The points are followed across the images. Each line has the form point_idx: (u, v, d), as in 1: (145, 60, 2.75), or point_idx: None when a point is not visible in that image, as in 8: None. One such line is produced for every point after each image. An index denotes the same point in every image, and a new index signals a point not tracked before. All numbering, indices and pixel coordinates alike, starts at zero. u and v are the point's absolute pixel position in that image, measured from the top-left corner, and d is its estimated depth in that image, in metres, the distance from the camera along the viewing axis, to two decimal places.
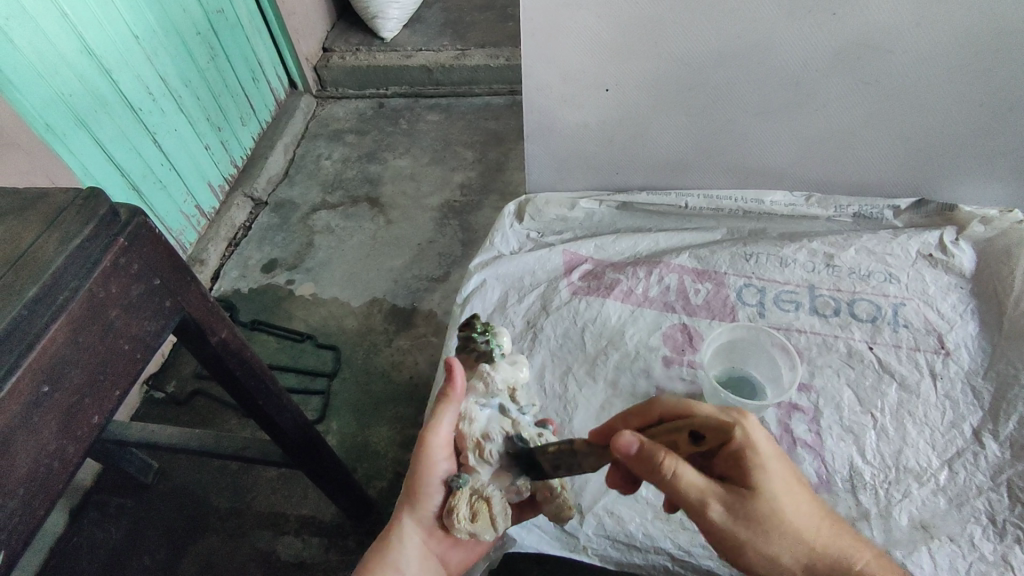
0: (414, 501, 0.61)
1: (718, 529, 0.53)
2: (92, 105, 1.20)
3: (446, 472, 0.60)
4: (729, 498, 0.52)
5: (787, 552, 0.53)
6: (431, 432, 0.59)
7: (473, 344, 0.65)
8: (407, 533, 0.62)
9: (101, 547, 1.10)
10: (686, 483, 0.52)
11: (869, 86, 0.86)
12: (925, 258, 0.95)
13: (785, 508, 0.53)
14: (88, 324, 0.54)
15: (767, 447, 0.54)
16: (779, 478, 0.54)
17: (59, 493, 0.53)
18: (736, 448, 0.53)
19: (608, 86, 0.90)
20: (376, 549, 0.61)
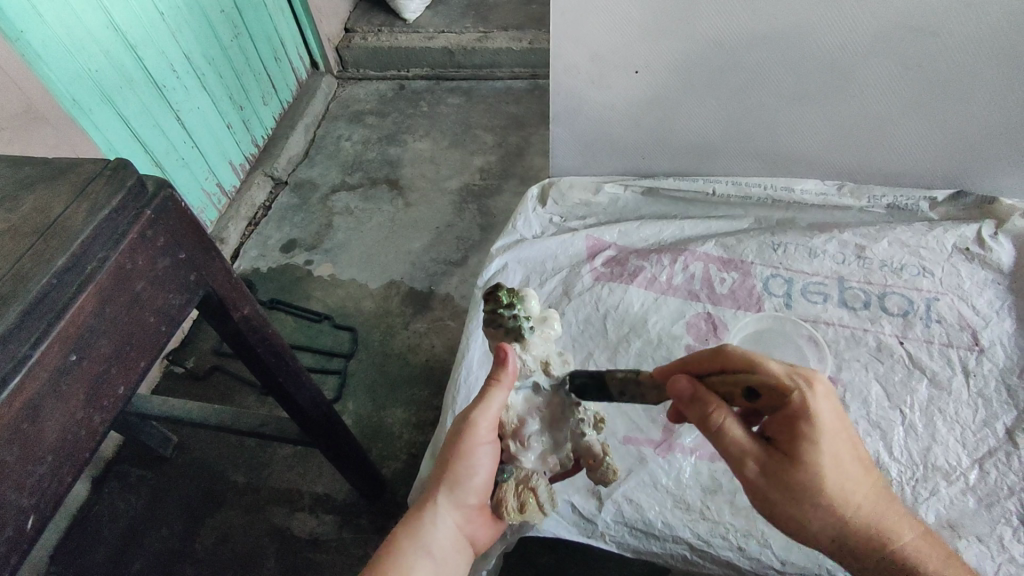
0: (456, 483, 0.59)
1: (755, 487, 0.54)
2: (118, 82, 1.21)
3: (489, 458, 0.60)
4: (768, 459, 0.53)
5: (822, 521, 0.53)
6: (480, 413, 0.59)
7: (500, 320, 0.61)
8: (443, 513, 0.59)
9: (122, 516, 1.13)
10: (730, 437, 0.54)
11: (909, 72, 0.83)
12: (962, 252, 0.92)
13: (833, 480, 0.52)
14: (115, 294, 0.54)
15: (829, 416, 0.52)
16: (837, 449, 0.53)
17: (86, 460, 0.54)
18: (796, 410, 0.52)
19: (637, 68, 0.88)
20: (408, 530, 0.58)
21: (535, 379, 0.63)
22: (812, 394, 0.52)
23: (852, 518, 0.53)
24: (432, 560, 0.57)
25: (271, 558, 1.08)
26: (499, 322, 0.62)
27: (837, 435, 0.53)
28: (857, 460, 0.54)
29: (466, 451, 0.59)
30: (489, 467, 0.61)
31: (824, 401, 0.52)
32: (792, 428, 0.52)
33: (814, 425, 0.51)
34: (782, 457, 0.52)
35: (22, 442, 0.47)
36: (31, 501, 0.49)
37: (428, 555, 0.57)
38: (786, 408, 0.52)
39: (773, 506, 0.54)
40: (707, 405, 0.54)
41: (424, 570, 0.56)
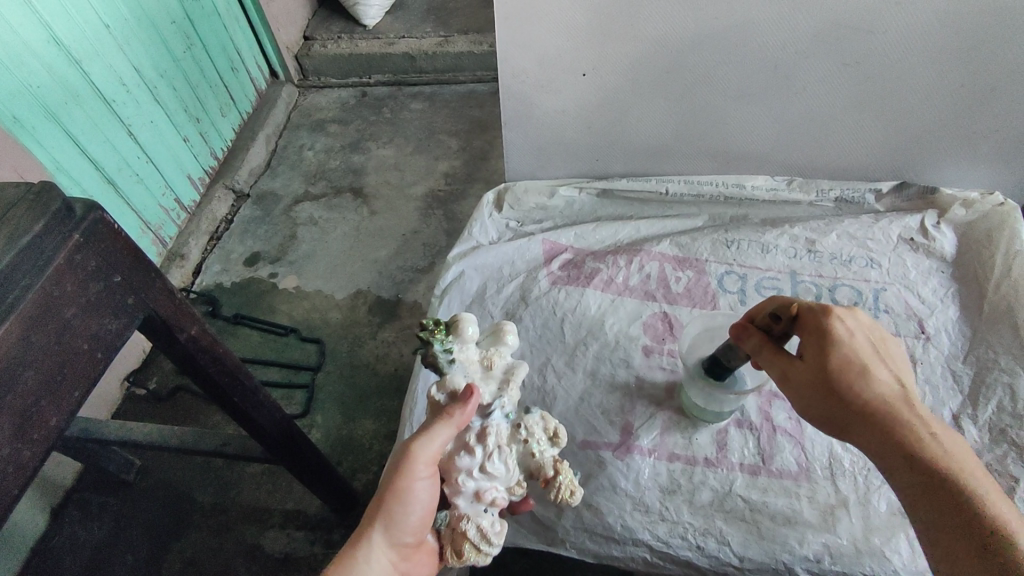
0: (393, 519, 0.57)
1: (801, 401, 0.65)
2: (62, 97, 1.17)
3: (428, 493, 0.59)
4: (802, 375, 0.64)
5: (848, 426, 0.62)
6: (423, 447, 0.58)
7: (428, 356, 0.63)
8: (377, 551, 0.56)
9: (83, 546, 1.09)
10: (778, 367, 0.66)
11: (850, 68, 0.84)
12: (906, 242, 0.94)
13: (862, 384, 0.61)
14: (42, 322, 0.52)
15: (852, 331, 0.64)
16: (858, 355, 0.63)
17: (16, 497, 0.52)
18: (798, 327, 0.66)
19: (586, 71, 0.88)
20: (339, 570, 0.54)
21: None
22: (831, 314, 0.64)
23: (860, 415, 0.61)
24: None
25: None
26: (428, 357, 0.63)
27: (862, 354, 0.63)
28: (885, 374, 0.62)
29: (404, 486, 0.57)
30: (427, 504, 0.60)
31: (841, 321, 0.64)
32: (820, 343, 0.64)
33: (826, 335, 0.63)
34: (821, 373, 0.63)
35: None
36: None
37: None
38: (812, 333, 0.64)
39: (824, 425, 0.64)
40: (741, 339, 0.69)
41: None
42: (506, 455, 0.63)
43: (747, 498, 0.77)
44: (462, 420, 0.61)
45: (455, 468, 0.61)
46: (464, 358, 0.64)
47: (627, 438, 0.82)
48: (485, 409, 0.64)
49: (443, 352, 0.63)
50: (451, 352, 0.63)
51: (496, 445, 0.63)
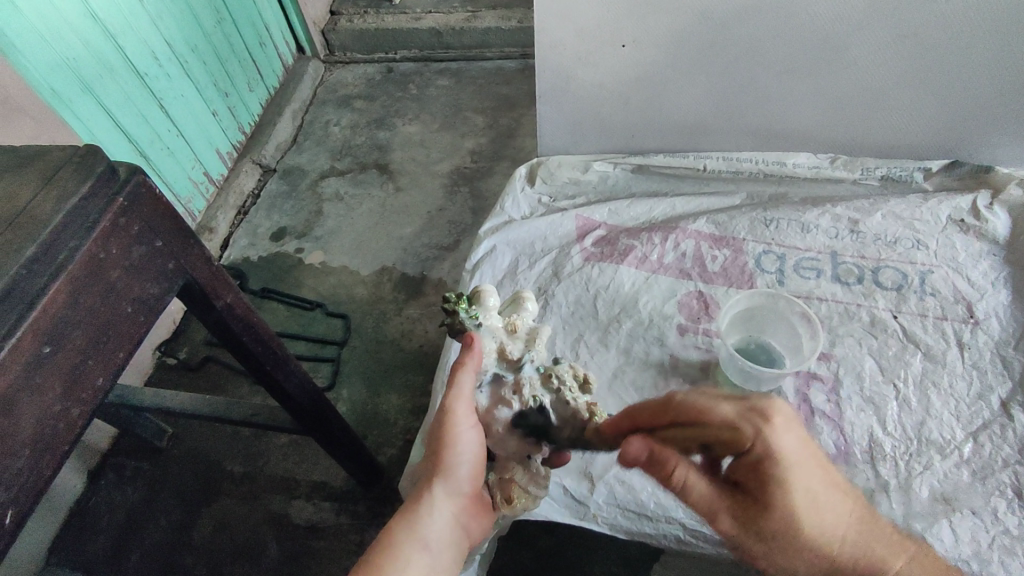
0: (446, 470, 0.60)
1: (738, 541, 0.55)
2: (97, 70, 1.18)
3: (474, 442, 0.61)
4: (739, 510, 0.54)
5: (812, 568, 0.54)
6: (453, 397, 0.61)
7: (456, 322, 0.65)
8: (439, 504, 0.59)
9: (119, 508, 1.12)
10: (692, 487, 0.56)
11: (904, 40, 0.80)
12: (957, 223, 0.91)
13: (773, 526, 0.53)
14: (89, 284, 0.52)
15: (794, 449, 0.53)
16: (807, 476, 0.53)
17: (66, 453, 0.53)
18: (752, 457, 0.53)
19: (626, 43, 0.86)
20: (404, 523, 0.57)
21: (494, 372, 0.66)
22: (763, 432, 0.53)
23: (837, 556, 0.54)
24: (429, 550, 0.57)
25: (270, 547, 1.08)
26: (456, 324, 0.65)
27: (808, 472, 0.54)
28: (839, 489, 0.55)
29: (450, 437, 0.60)
30: (476, 453, 0.62)
31: (779, 438, 0.53)
32: (757, 473, 0.53)
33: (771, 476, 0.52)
34: (749, 504, 0.54)
35: None
36: (8, 496, 0.48)
37: (425, 548, 0.56)
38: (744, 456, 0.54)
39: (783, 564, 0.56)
40: (665, 462, 0.55)
41: (420, 562, 0.55)
42: (541, 402, 0.63)
43: None
44: (476, 365, 0.63)
45: (496, 418, 0.63)
46: (490, 322, 0.66)
47: None
48: (517, 364, 0.66)
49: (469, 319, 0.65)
50: (475, 316, 0.65)
51: (530, 394, 0.63)
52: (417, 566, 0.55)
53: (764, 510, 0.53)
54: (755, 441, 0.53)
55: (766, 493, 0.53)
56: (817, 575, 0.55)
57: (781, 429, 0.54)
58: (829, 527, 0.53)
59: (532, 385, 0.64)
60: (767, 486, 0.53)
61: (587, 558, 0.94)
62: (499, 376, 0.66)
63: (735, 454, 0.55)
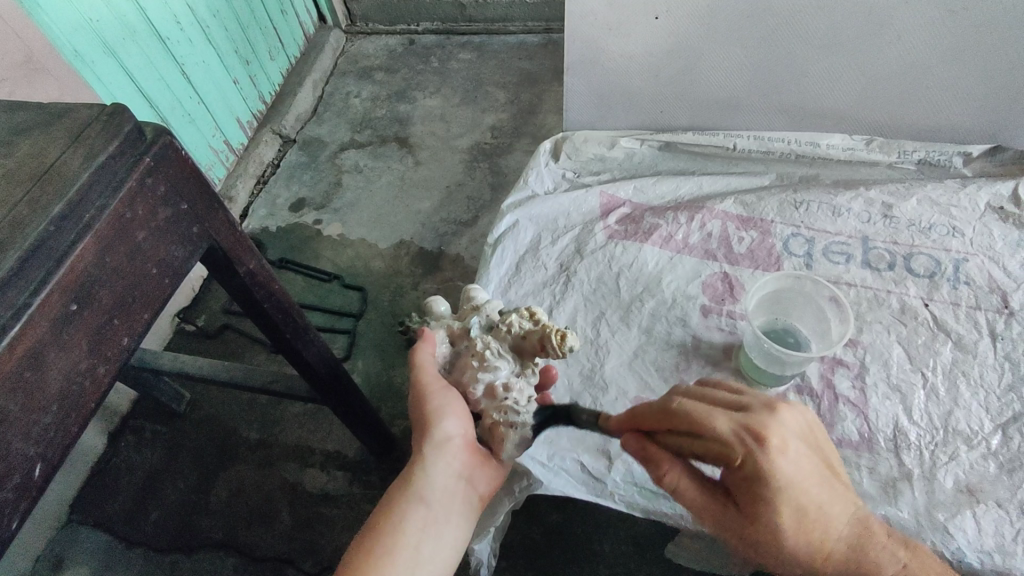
0: (430, 427, 0.63)
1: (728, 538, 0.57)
2: (120, 32, 1.17)
3: (449, 398, 0.65)
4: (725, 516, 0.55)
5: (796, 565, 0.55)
6: (418, 365, 0.66)
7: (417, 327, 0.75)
8: (432, 459, 0.62)
9: (138, 469, 1.15)
10: (683, 491, 0.56)
11: (952, 15, 0.77)
12: (995, 211, 0.88)
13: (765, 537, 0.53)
14: (116, 244, 0.52)
15: (793, 471, 0.50)
16: (802, 502, 0.50)
17: (93, 410, 0.54)
18: (745, 475, 0.50)
19: (658, 14, 0.84)
20: (402, 483, 0.61)
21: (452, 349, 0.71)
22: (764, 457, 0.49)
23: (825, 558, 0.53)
24: (427, 504, 0.60)
25: (285, 512, 1.09)
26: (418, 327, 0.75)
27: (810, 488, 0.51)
28: (841, 506, 0.52)
29: (424, 398, 0.65)
30: (456, 409, 0.65)
31: (788, 463, 0.49)
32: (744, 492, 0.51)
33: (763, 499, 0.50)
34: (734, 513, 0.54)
35: (25, 390, 0.47)
36: (36, 451, 0.49)
37: (424, 501, 0.60)
38: (741, 472, 0.51)
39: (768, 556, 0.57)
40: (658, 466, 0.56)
41: (418, 516, 0.59)
42: (497, 349, 0.66)
43: None
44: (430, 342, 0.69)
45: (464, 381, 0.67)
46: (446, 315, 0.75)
47: None
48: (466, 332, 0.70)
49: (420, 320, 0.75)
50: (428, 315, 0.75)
51: (481, 345, 0.66)
52: (414, 519, 0.59)
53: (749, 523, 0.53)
54: (746, 465, 0.50)
55: (755, 511, 0.51)
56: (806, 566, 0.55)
57: (779, 453, 0.49)
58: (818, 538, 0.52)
59: (486, 339, 0.67)
60: (754, 506, 0.51)
61: (597, 535, 0.95)
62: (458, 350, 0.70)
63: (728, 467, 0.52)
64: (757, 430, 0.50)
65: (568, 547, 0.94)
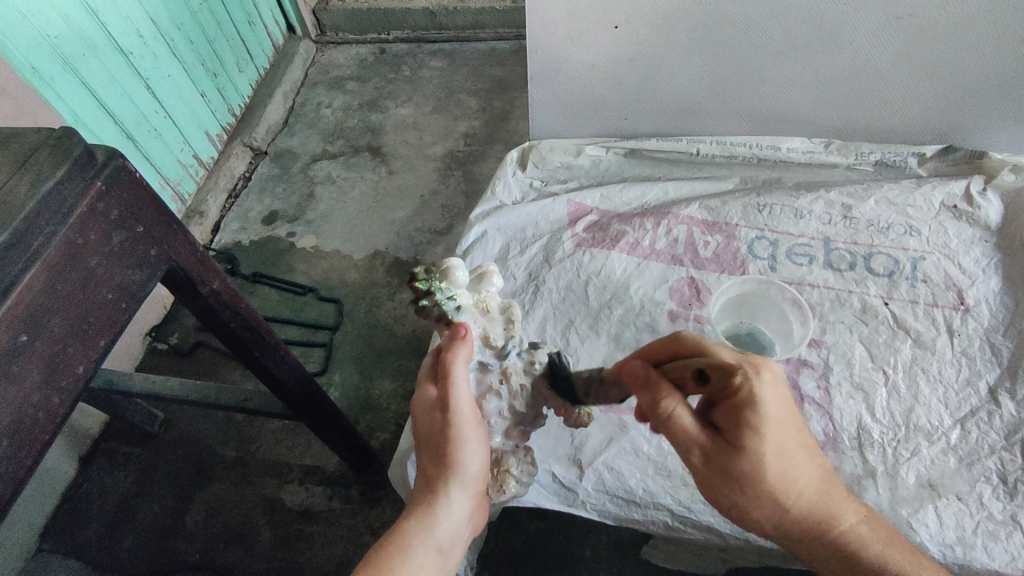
0: (457, 470, 0.58)
1: (704, 479, 0.55)
2: (79, 48, 1.15)
3: (481, 442, 0.59)
4: (712, 449, 0.54)
5: (761, 507, 0.55)
6: (455, 397, 0.58)
7: (433, 307, 0.58)
8: (452, 504, 0.59)
9: (111, 493, 1.12)
10: (679, 424, 0.54)
11: (900, 21, 0.80)
12: (950, 209, 0.91)
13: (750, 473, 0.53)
14: (66, 271, 0.51)
15: (777, 407, 0.52)
16: (782, 433, 0.53)
17: (47, 442, 0.53)
18: (740, 401, 0.51)
19: (618, 23, 0.84)
20: (419, 521, 0.57)
21: (478, 360, 0.62)
22: (761, 384, 0.51)
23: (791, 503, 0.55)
24: (439, 549, 0.57)
25: (264, 531, 1.08)
26: (435, 306, 0.58)
27: (786, 426, 0.53)
28: (808, 450, 0.55)
29: (457, 440, 0.58)
30: (484, 454, 0.60)
31: (772, 391, 0.52)
32: (736, 420, 0.52)
33: (755, 425, 0.51)
34: (724, 445, 0.53)
35: None
36: None
37: (438, 548, 0.57)
38: (733, 399, 0.52)
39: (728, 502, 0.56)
40: (658, 391, 0.53)
41: (431, 563, 0.56)
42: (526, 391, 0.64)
43: None
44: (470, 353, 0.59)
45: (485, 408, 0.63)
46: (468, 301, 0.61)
47: None
48: (501, 350, 0.62)
49: (447, 301, 0.58)
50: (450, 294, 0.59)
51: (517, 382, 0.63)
52: (429, 565, 0.56)
53: (734, 455, 0.53)
54: (744, 388, 0.51)
55: (742, 440, 0.52)
56: (763, 514, 0.56)
57: (769, 383, 0.52)
58: (787, 476, 0.54)
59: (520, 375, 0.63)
60: (741, 433, 0.52)
61: (578, 542, 0.95)
62: (484, 364, 0.63)
63: (722, 397, 0.53)
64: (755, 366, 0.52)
65: (549, 555, 0.94)
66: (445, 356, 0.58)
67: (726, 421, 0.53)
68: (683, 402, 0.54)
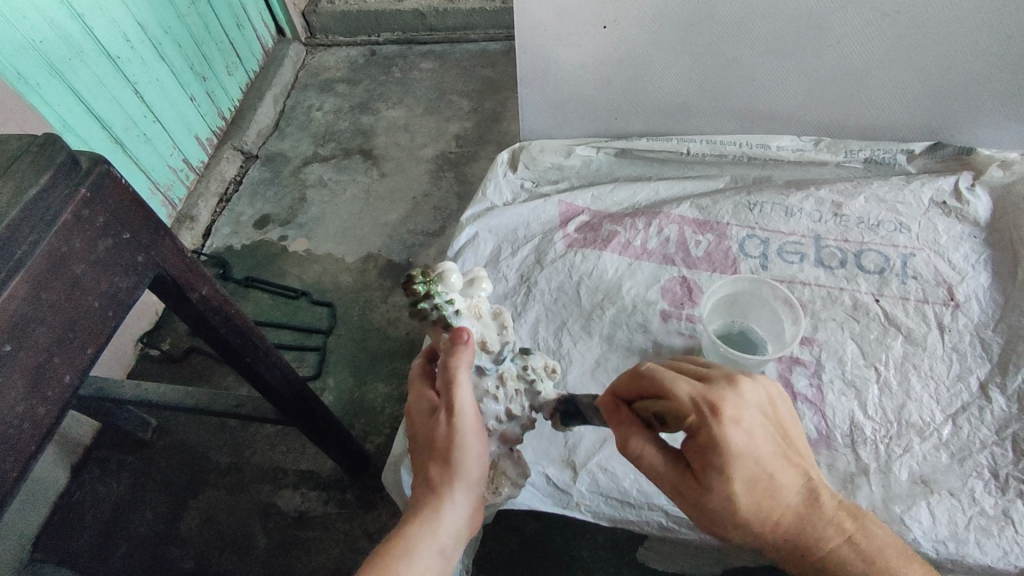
0: (460, 470, 0.58)
1: (685, 512, 0.57)
2: (65, 53, 1.14)
3: (482, 443, 0.60)
4: (681, 485, 0.55)
5: (741, 535, 0.56)
6: (459, 399, 0.58)
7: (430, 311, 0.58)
8: (454, 506, 0.58)
9: (105, 502, 1.11)
10: (650, 463, 0.55)
11: (886, 18, 0.80)
12: (939, 206, 0.91)
13: (717, 508, 0.54)
14: (50, 280, 0.51)
15: (742, 445, 0.51)
16: (750, 468, 0.52)
17: (33, 453, 0.52)
18: (700, 441, 0.51)
19: (606, 23, 0.84)
20: (422, 526, 0.56)
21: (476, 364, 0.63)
22: (717, 424, 0.50)
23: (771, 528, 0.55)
24: (443, 553, 0.56)
25: (259, 537, 1.07)
26: (431, 310, 0.59)
27: (757, 460, 0.52)
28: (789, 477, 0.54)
29: (460, 440, 0.58)
30: (485, 454, 0.60)
31: (736, 429, 0.50)
32: (701, 459, 0.52)
33: (712, 464, 0.51)
34: (692, 483, 0.54)
35: None
36: None
37: (442, 551, 0.56)
38: (696, 438, 0.52)
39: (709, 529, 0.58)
40: (626, 434, 0.55)
41: (434, 567, 0.55)
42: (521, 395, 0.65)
43: None
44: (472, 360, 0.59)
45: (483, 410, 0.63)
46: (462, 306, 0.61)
47: None
48: (496, 356, 0.64)
49: (445, 306, 0.59)
50: (446, 298, 0.59)
51: (512, 386, 0.65)
52: (433, 570, 0.55)
53: (701, 493, 0.53)
54: (700, 428, 0.51)
55: (705, 480, 0.53)
56: (747, 537, 0.56)
57: (730, 423, 0.50)
58: (764, 505, 0.54)
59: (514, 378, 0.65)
60: (705, 473, 0.52)
61: (575, 543, 0.95)
62: (482, 368, 0.63)
63: (686, 434, 0.53)
64: (715, 402, 0.51)
65: (546, 557, 0.94)
66: (448, 357, 0.58)
67: (692, 460, 0.53)
68: (650, 440, 0.55)
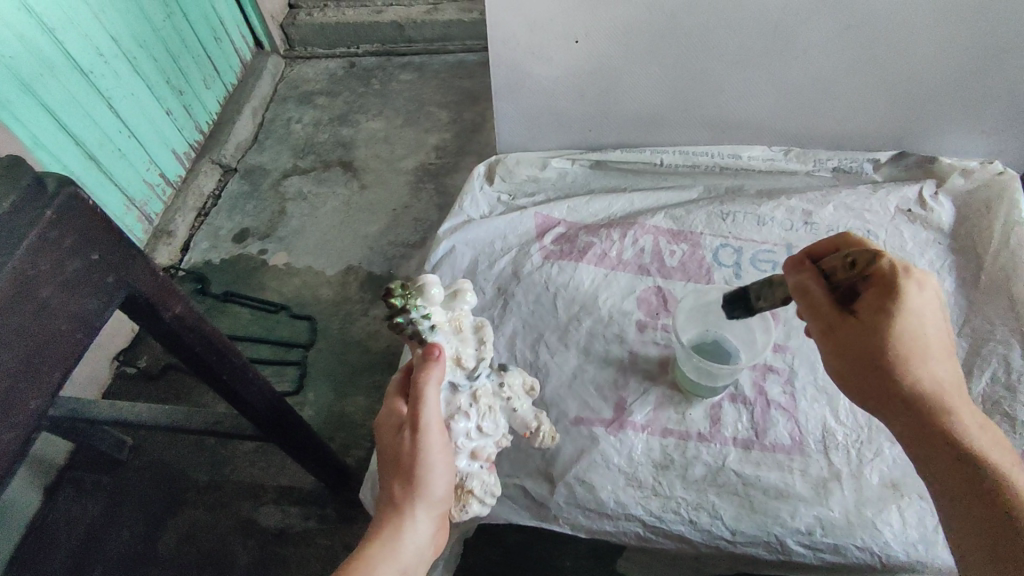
0: (423, 490, 0.58)
1: (826, 327, 0.61)
2: (35, 68, 1.12)
3: (448, 461, 0.60)
4: (844, 332, 0.60)
5: (884, 392, 0.58)
6: (425, 416, 0.58)
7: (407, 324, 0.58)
8: (416, 526, 0.58)
9: (78, 523, 1.07)
10: (817, 294, 0.62)
11: (851, 30, 0.82)
12: (904, 213, 0.94)
13: (913, 369, 0.57)
14: (15, 304, 0.50)
15: (924, 304, 0.59)
16: (920, 324, 0.58)
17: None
18: (885, 284, 0.59)
19: (579, 37, 0.86)
20: (382, 544, 0.56)
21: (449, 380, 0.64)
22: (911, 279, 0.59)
23: (914, 390, 0.57)
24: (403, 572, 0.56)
25: (239, 555, 1.06)
26: (408, 324, 0.58)
27: (924, 321, 0.59)
28: (928, 350, 0.58)
29: (424, 459, 0.58)
30: (450, 473, 0.60)
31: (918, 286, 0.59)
32: (879, 301, 0.59)
33: (897, 285, 0.58)
34: (854, 327, 0.59)
35: None
36: None
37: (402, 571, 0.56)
38: (881, 283, 0.59)
39: (852, 377, 0.60)
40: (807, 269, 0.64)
41: None
42: (495, 412, 0.66)
43: (740, 473, 0.77)
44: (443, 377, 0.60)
45: (455, 428, 0.63)
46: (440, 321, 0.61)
47: (620, 414, 0.83)
48: (472, 372, 0.65)
49: (422, 320, 0.59)
50: (424, 313, 0.59)
51: (487, 404, 0.65)
52: None
53: (866, 333, 0.58)
54: (892, 278, 0.59)
55: (874, 320, 0.58)
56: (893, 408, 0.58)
57: (913, 281, 0.59)
58: (905, 372, 0.57)
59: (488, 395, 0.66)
60: (880, 317, 0.58)
61: (558, 553, 0.95)
62: (455, 384, 0.64)
63: (871, 278, 0.60)
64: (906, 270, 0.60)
65: (528, 568, 0.94)
66: (419, 372, 0.59)
67: (868, 306, 0.59)
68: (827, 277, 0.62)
